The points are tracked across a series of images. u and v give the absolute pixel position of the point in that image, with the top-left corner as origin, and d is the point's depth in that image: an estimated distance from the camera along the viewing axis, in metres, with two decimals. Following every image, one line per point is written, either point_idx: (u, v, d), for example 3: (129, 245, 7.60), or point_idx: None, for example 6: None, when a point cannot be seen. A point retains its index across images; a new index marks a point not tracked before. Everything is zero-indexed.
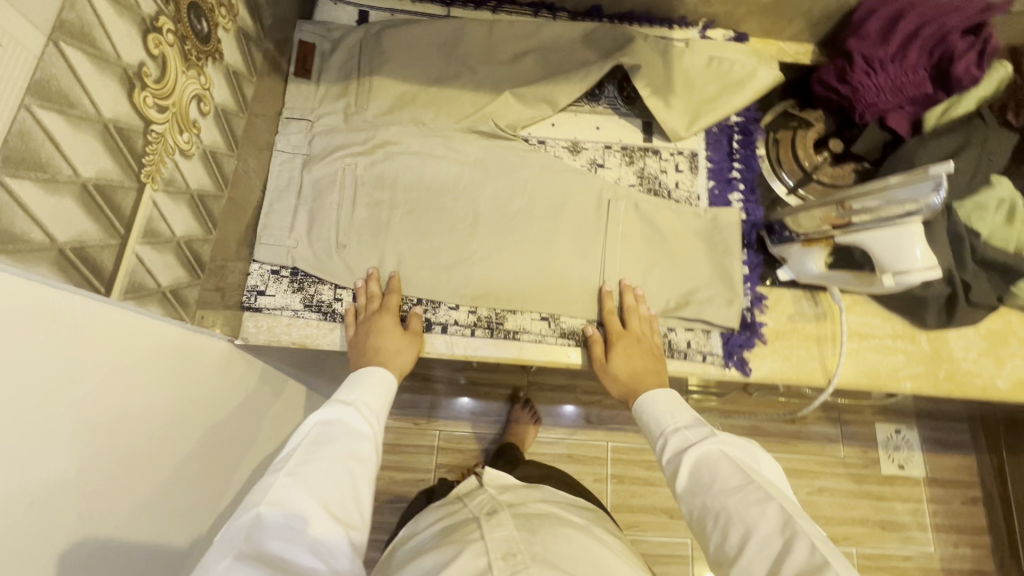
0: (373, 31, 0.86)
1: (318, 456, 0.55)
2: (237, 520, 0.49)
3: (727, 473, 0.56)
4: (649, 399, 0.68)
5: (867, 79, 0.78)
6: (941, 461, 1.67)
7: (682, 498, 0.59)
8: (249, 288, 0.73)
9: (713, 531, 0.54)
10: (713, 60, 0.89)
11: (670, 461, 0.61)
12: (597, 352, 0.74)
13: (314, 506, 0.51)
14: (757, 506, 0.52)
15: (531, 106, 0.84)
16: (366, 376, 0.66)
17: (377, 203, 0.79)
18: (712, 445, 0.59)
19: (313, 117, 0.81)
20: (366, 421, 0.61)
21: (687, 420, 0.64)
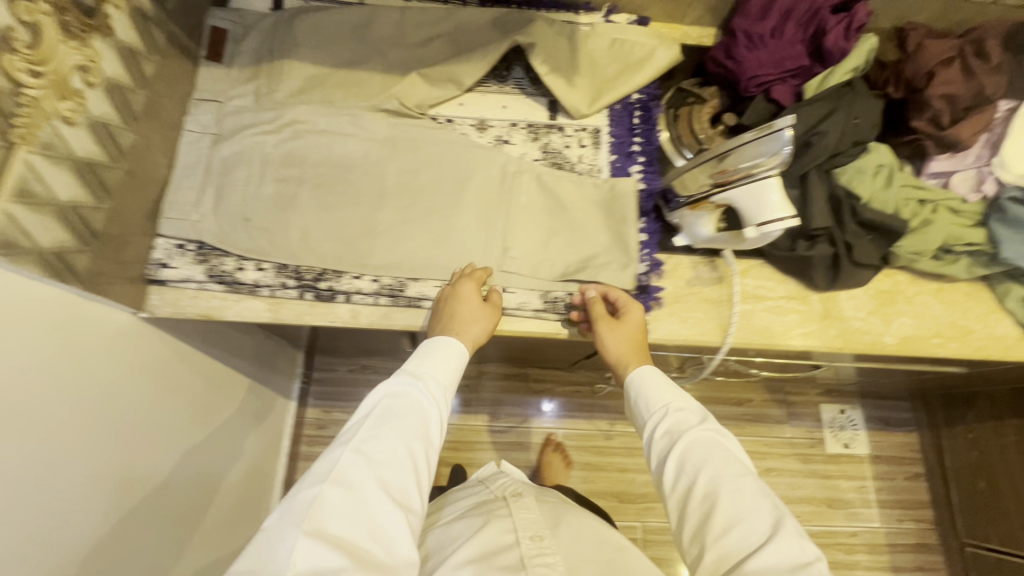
0: (285, 18, 0.89)
1: (380, 434, 0.55)
2: (305, 490, 0.50)
3: (724, 460, 0.56)
4: (644, 373, 0.67)
5: (749, 54, 0.83)
6: (883, 439, 1.71)
7: (666, 474, 0.59)
8: (153, 261, 0.76)
9: (694, 512, 0.54)
10: (615, 43, 0.94)
11: (664, 436, 0.61)
12: (599, 314, 0.74)
13: (375, 489, 0.51)
14: (752, 499, 0.53)
15: (438, 87, 0.88)
16: (431, 351, 0.66)
17: (285, 179, 0.81)
18: (711, 432, 0.60)
19: (223, 99, 0.84)
20: (428, 401, 0.60)
21: (693, 403, 0.64)
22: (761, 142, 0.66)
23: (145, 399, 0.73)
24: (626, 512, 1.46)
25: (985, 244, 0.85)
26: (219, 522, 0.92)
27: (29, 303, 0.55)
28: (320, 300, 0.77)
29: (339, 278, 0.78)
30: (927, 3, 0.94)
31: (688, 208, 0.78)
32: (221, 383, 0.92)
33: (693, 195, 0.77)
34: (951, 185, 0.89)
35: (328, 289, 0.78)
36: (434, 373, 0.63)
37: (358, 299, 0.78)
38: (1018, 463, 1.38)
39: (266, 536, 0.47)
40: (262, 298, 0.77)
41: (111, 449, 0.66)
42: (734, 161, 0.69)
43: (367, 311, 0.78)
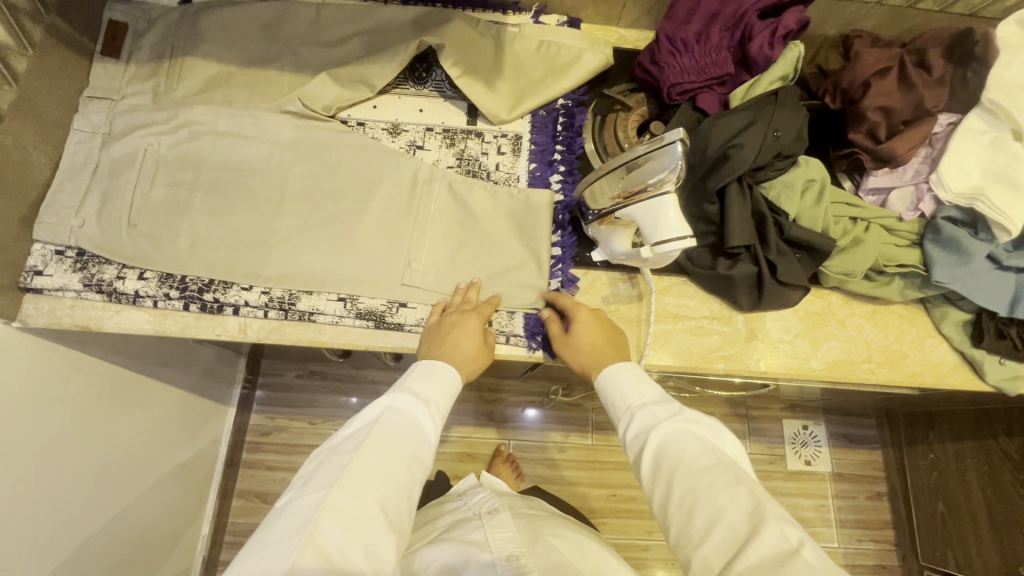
0: (191, 12, 0.84)
1: (384, 447, 0.55)
2: (313, 494, 0.50)
3: (698, 455, 0.54)
4: (612, 377, 0.65)
5: (672, 60, 0.78)
6: (847, 457, 1.65)
7: (644, 477, 0.57)
8: (27, 268, 0.72)
9: (677, 513, 0.53)
10: (542, 45, 0.89)
11: (634, 440, 0.59)
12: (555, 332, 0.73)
13: (377, 504, 0.51)
14: (726, 492, 0.51)
15: (348, 88, 0.83)
16: (434, 366, 0.65)
17: (177, 183, 0.77)
18: (680, 426, 0.57)
19: (117, 96, 0.79)
20: (433, 418, 0.60)
21: (654, 396, 0.61)
22: (658, 155, 0.63)
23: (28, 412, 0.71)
24: None
25: (918, 266, 0.80)
26: (129, 528, 0.91)
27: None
28: (207, 312, 0.73)
29: (227, 289, 0.74)
30: (872, 10, 0.90)
31: (600, 222, 0.74)
32: (133, 391, 0.90)
33: (602, 210, 0.73)
34: (889, 203, 0.83)
35: (215, 301, 0.74)
36: (434, 392, 0.63)
37: (246, 312, 0.74)
38: (975, 485, 1.35)
39: (272, 536, 0.48)
40: (144, 309, 0.73)
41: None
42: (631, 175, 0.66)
43: (256, 325, 0.74)
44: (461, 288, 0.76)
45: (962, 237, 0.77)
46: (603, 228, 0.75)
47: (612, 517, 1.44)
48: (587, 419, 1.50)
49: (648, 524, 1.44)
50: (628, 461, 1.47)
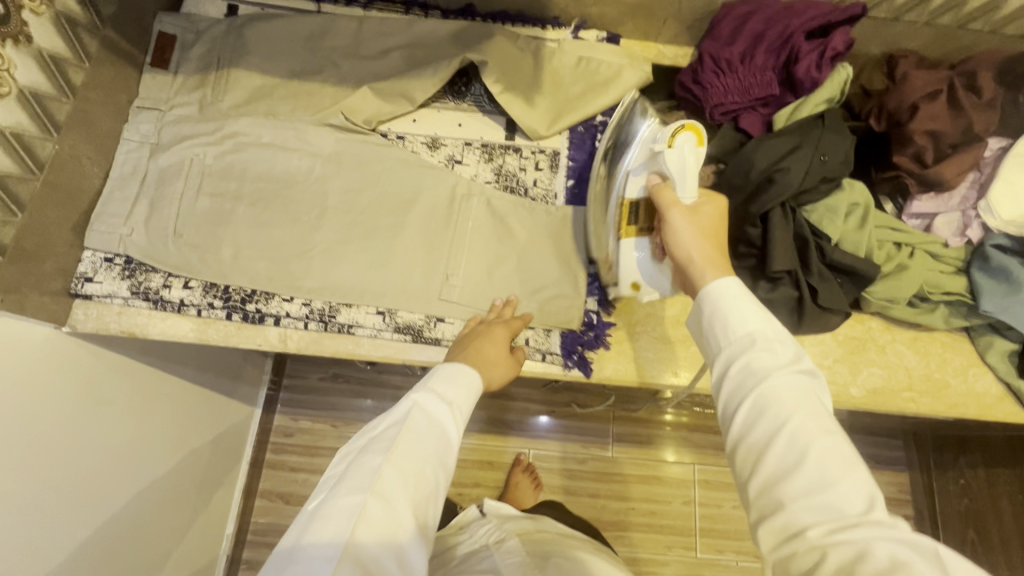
0: (237, 24, 0.86)
1: (412, 451, 0.51)
2: (344, 500, 0.47)
3: (812, 418, 0.45)
4: (721, 293, 0.53)
5: (715, 80, 0.78)
6: (880, 479, 1.55)
7: (740, 421, 0.48)
8: (77, 275, 0.73)
9: (771, 465, 0.45)
10: (582, 61, 0.89)
11: (738, 377, 0.49)
12: (669, 200, 0.62)
13: (408, 512, 0.48)
14: (843, 462, 0.43)
15: (390, 101, 0.84)
16: (455, 369, 0.60)
17: (222, 193, 0.78)
18: (796, 380, 0.47)
19: (165, 107, 0.81)
20: (457, 424, 0.56)
21: (777, 335, 0.50)
22: (630, 139, 0.70)
23: (66, 417, 0.69)
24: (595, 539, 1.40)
25: (965, 295, 0.79)
26: (169, 522, 0.87)
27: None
28: (248, 322, 0.74)
29: (268, 299, 0.75)
30: (920, 30, 0.88)
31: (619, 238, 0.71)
32: (162, 394, 0.86)
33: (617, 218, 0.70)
34: (934, 228, 0.82)
35: (256, 311, 0.75)
36: (456, 394, 0.58)
37: (287, 322, 0.75)
38: (1009, 514, 1.31)
39: (302, 544, 0.45)
40: (188, 317, 0.74)
41: (28, 471, 0.62)
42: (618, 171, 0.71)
43: (296, 336, 0.75)
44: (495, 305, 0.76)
45: (1012, 266, 0.75)
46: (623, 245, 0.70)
47: (632, 530, 1.43)
48: (608, 430, 1.49)
49: (667, 539, 1.42)
50: (649, 475, 1.46)
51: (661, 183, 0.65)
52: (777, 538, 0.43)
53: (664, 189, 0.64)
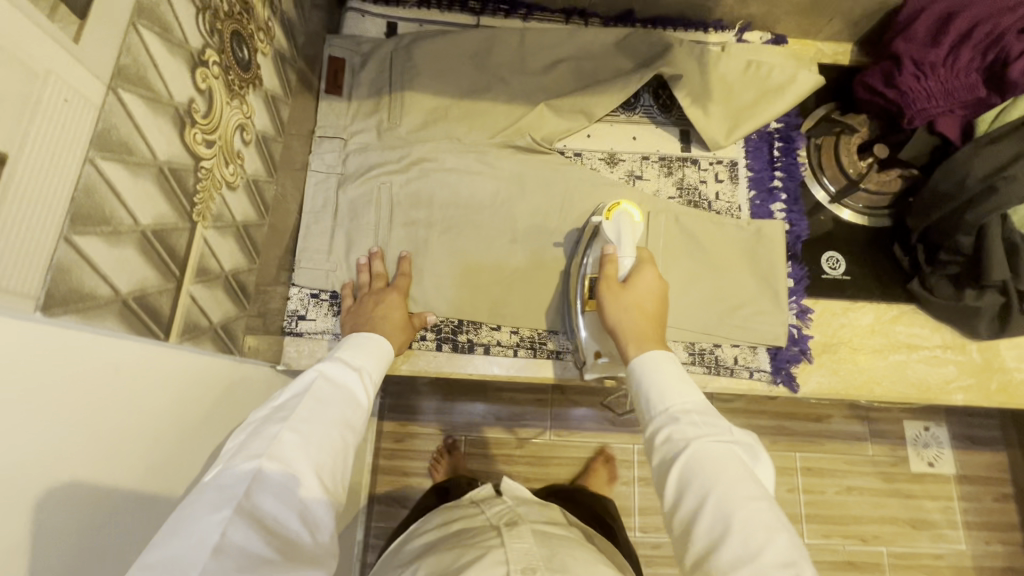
0: (403, 44, 0.84)
1: (315, 417, 0.50)
2: (237, 471, 0.44)
3: (734, 484, 0.49)
4: (648, 365, 0.59)
5: (917, 83, 0.75)
6: (972, 458, 1.31)
7: (671, 491, 0.52)
8: (290, 313, 0.74)
9: (701, 538, 0.48)
10: (751, 65, 0.86)
11: (664, 449, 0.53)
12: (608, 273, 0.68)
13: (309, 475, 0.46)
14: (763, 532, 0.46)
15: (567, 118, 0.83)
16: (366, 341, 0.63)
17: (414, 222, 0.78)
18: (720, 448, 0.51)
19: (346, 135, 0.80)
20: (364, 386, 0.58)
21: (694, 406, 0.55)
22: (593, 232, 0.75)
23: None
24: None
25: None
26: None
27: (190, 382, 0.50)
28: (457, 352, 0.75)
29: (478, 329, 0.76)
30: None
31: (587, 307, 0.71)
32: None
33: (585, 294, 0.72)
34: None
35: (468, 341, 0.76)
36: (364, 361, 0.61)
37: (497, 351, 0.76)
38: None
39: (195, 513, 0.41)
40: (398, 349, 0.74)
41: None
42: (584, 254, 0.74)
43: (507, 364, 0.75)
44: (362, 264, 0.74)
45: None
46: (587, 321, 0.71)
47: None
48: None
49: None
50: None
51: (610, 254, 0.70)
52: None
53: (608, 262, 0.69)
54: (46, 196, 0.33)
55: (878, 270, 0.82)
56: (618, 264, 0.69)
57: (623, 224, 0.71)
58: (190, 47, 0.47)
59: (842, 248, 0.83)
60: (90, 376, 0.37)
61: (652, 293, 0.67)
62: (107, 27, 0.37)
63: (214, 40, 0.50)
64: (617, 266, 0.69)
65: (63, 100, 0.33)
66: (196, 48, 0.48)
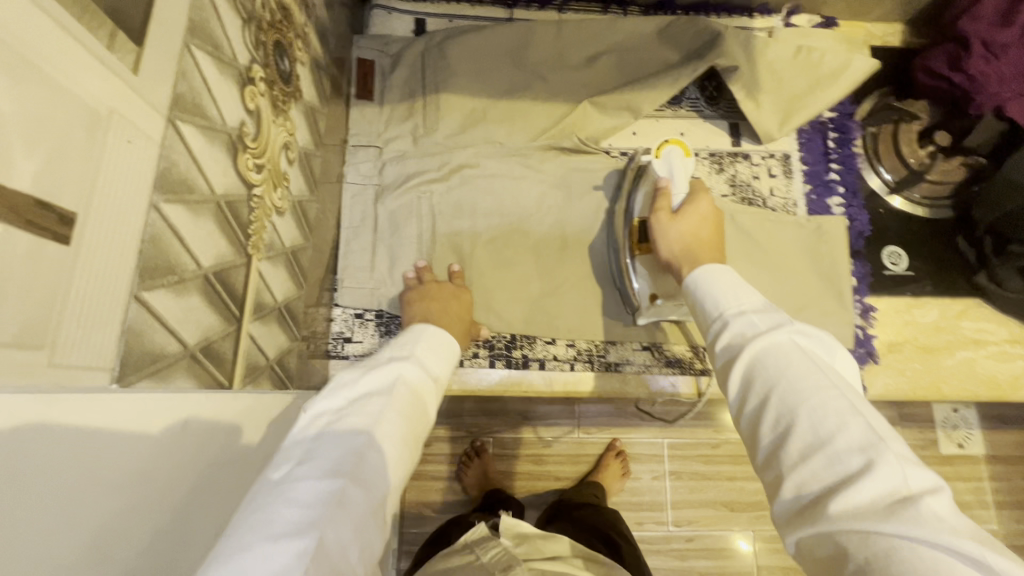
0: (434, 42, 0.79)
1: (392, 433, 0.42)
2: (313, 484, 0.35)
3: (801, 373, 0.37)
4: (704, 277, 0.48)
5: (987, 67, 0.70)
6: (1001, 438, 1.19)
7: (733, 400, 0.41)
8: (335, 336, 0.70)
9: (766, 440, 0.37)
10: (801, 51, 0.79)
11: (720, 355, 0.42)
12: (658, 207, 0.61)
13: (382, 504, 0.38)
14: (835, 420, 0.34)
15: (612, 115, 0.79)
16: (437, 339, 0.54)
17: (458, 233, 0.74)
18: (789, 340, 0.40)
19: (380, 143, 0.76)
20: (434, 400, 0.50)
21: (755, 305, 0.44)
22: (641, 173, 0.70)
23: None
24: (740, 523, 1.10)
25: None
26: None
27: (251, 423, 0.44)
28: (511, 369, 0.72)
29: (532, 344, 0.73)
30: None
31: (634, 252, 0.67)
32: None
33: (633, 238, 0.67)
34: None
35: (522, 357, 0.73)
36: (437, 369, 0.52)
37: (552, 365, 0.72)
38: None
39: (263, 534, 0.32)
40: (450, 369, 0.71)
41: None
42: (632, 198, 0.70)
43: (563, 378, 0.72)
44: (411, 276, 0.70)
45: None
46: (641, 268, 0.67)
47: None
48: None
49: None
50: None
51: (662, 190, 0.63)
52: (791, 512, 0.33)
53: (660, 197, 0.62)
54: (114, 255, 0.29)
55: (941, 265, 0.79)
56: (670, 198, 0.63)
57: (671, 157, 0.65)
58: (239, 64, 0.42)
59: (903, 243, 0.79)
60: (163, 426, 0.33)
61: (707, 221, 0.59)
62: (163, 52, 0.32)
63: (259, 54, 0.46)
64: (669, 200, 0.63)
65: (126, 141, 0.29)
66: (243, 65, 0.43)
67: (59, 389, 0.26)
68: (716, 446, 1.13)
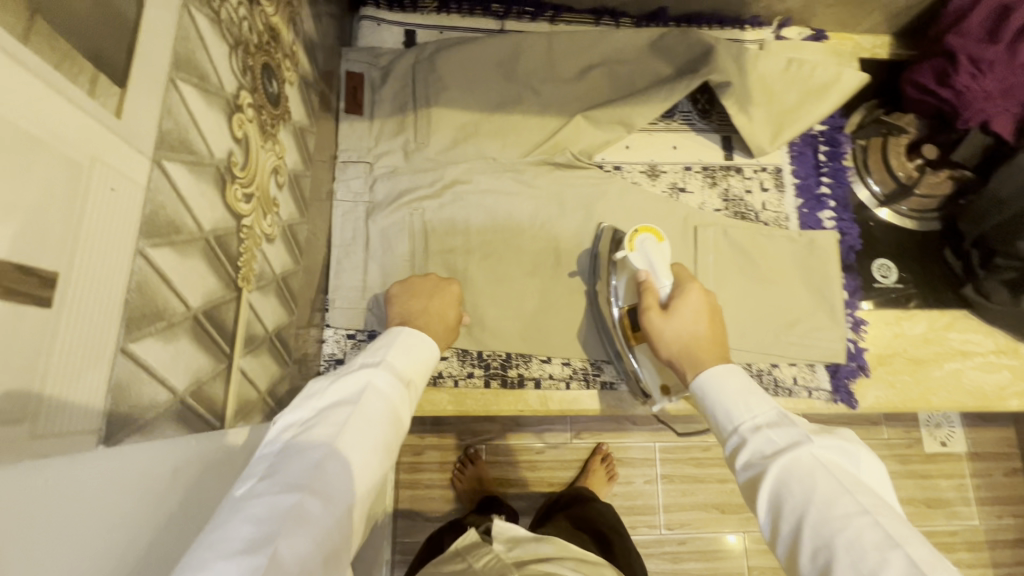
0: (425, 54, 0.77)
1: (360, 446, 0.38)
2: (271, 499, 0.33)
3: (828, 499, 0.39)
4: (710, 381, 0.50)
5: (972, 83, 0.70)
6: (983, 435, 1.21)
7: (768, 525, 0.42)
8: (327, 357, 0.69)
9: (809, 572, 0.38)
10: (791, 64, 0.79)
11: (744, 475, 0.44)
12: (646, 305, 0.59)
13: (347, 518, 0.36)
14: (874, 551, 0.35)
15: (605, 129, 0.78)
16: (413, 342, 0.49)
17: (451, 251, 0.73)
18: (810, 459, 0.41)
19: (371, 158, 0.75)
20: (409, 408, 0.45)
21: (770, 417, 0.46)
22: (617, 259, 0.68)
23: None
24: (730, 526, 1.11)
25: None
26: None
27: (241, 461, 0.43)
28: (507, 389, 0.71)
29: (528, 363, 0.72)
30: None
31: (632, 341, 0.65)
32: None
33: (624, 326, 0.65)
34: None
35: (517, 375, 0.72)
36: (413, 374, 0.48)
37: (547, 384, 0.72)
38: None
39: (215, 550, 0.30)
40: (445, 389, 0.71)
41: None
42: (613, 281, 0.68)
43: (558, 397, 0.72)
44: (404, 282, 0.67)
45: None
46: (641, 357, 0.65)
47: None
48: None
49: None
50: None
51: (644, 282, 0.62)
52: None
53: (644, 292, 0.60)
54: (97, 310, 0.27)
55: (928, 277, 0.80)
56: (658, 292, 0.60)
57: (645, 247, 0.63)
58: (226, 93, 0.41)
59: (892, 255, 0.80)
60: (148, 481, 0.31)
61: (702, 315, 0.57)
62: (148, 90, 0.31)
63: (246, 79, 0.44)
64: (654, 291, 0.61)
65: (110, 189, 0.28)
66: (230, 93, 0.41)
67: (41, 459, 0.24)
68: (707, 449, 1.14)
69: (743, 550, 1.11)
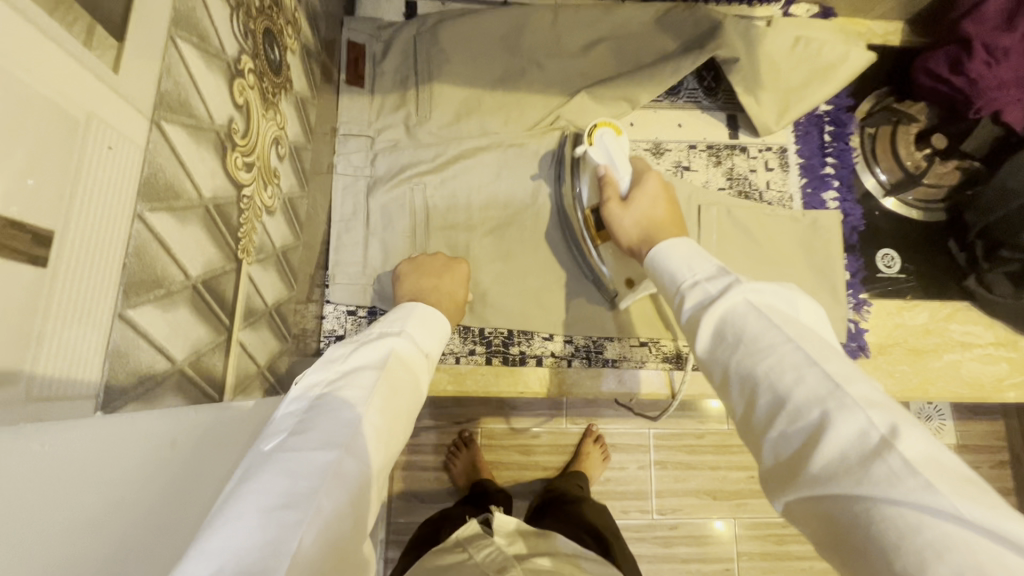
0: (427, 25, 0.75)
1: (387, 410, 0.38)
2: (306, 455, 0.32)
3: (761, 336, 0.38)
4: (662, 251, 0.49)
5: (986, 71, 0.69)
6: (971, 428, 1.21)
7: (709, 368, 0.42)
8: (327, 333, 0.69)
9: (740, 402, 0.39)
10: (799, 41, 0.77)
11: (687, 321, 0.43)
12: (608, 196, 0.60)
13: (375, 479, 0.36)
14: (793, 373, 0.35)
15: (609, 105, 0.76)
16: (428, 315, 0.49)
17: (453, 227, 0.72)
18: (746, 306, 0.40)
19: (372, 132, 0.74)
20: (426, 378, 0.45)
21: (711, 272, 0.45)
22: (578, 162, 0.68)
23: None
24: (720, 511, 1.12)
25: None
26: None
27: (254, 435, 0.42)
28: (509, 366, 0.71)
29: (529, 340, 0.72)
30: None
31: (595, 239, 0.66)
32: None
33: (587, 225, 0.66)
34: None
35: (518, 353, 0.72)
36: (430, 346, 0.47)
37: (549, 362, 0.71)
38: None
39: (248, 505, 0.29)
40: (445, 368, 0.70)
41: None
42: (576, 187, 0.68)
43: (559, 376, 0.71)
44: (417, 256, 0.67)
45: None
46: (605, 255, 0.67)
47: None
48: None
49: None
50: None
51: (606, 177, 0.62)
52: (777, 471, 0.35)
53: (607, 185, 0.62)
54: (92, 271, 0.26)
55: (932, 267, 0.79)
56: (618, 185, 0.62)
57: (605, 141, 0.64)
58: (226, 55, 0.39)
59: (896, 245, 0.80)
60: (156, 449, 0.30)
61: (660, 200, 0.59)
62: (147, 46, 0.30)
63: (248, 44, 0.43)
64: (615, 185, 0.62)
65: (108, 147, 0.27)
66: (232, 57, 0.40)
67: (37, 423, 0.24)
68: (700, 436, 1.14)
69: (733, 535, 1.12)
